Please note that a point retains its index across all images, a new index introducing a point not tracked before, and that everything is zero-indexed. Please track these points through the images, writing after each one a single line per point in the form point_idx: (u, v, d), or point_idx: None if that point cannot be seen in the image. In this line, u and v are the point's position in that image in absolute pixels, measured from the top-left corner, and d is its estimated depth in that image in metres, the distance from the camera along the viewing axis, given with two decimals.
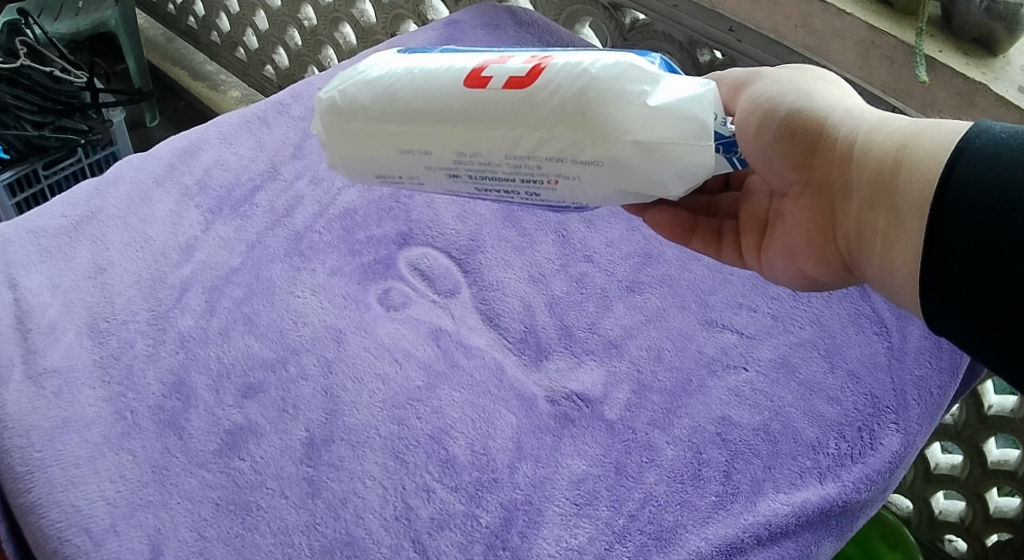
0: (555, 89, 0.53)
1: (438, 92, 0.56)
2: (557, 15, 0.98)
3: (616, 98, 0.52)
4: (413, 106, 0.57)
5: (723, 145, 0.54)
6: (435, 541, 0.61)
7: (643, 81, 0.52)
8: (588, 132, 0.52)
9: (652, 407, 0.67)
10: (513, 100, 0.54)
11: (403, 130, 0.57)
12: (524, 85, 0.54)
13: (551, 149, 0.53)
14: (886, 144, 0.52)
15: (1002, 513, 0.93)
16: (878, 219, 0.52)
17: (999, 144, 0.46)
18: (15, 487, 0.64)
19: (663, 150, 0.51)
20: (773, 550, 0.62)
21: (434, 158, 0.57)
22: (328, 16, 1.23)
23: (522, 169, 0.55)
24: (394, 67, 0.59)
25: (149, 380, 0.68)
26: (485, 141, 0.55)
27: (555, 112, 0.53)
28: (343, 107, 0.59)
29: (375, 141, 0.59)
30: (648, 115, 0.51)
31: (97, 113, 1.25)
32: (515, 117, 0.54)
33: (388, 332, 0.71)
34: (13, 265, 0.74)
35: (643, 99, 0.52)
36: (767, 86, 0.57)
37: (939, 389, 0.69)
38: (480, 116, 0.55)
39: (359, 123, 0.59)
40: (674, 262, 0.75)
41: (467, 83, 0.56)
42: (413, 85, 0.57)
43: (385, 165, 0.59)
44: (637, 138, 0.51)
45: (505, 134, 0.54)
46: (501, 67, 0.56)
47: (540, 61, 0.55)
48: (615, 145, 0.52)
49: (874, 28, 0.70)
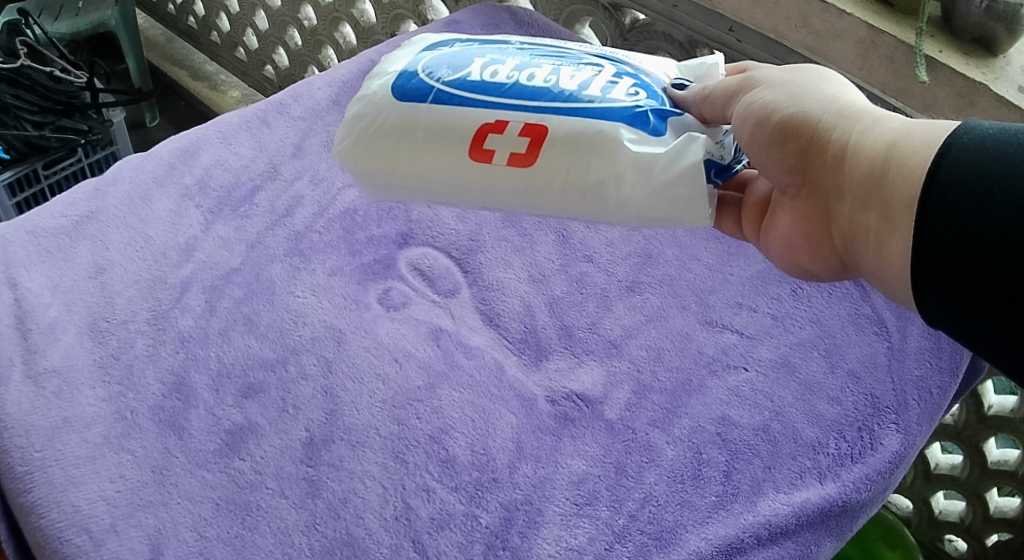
0: (561, 170, 0.56)
1: (449, 165, 0.58)
2: (557, 15, 0.98)
3: (617, 183, 0.55)
4: (426, 177, 0.59)
5: (717, 175, 0.57)
6: (435, 541, 0.61)
7: (641, 166, 0.54)
8: (597, 207, 0.56)
9: (652, 407, 0.67)
10: (520, 179, 0.56)
11: (424, 191, 0.60)
12: (529, 165, 0.56)
13: (566, 213, 0.58)
14: (876, 143, 0.52)
15: (1002, 513, 0.93)
16: (869, 217, 0.52)
17: (986, 139, 0.46)
18: (15, 487, 0.64)
19: (669, 222, 0.55)
20: (773, 550, 0.62)
21: (460, 205, 0.61)
22: (328, 16, 1.23)
23: (543, 216, 0.59)
24: (396, 125, 0.59)
25: (149, 380, 0.68)
26: (504, 204, 0.58)
27: (564, 189, 0.56)
28: (359, 170, 0.61)
29: (399, 192, 0.61)
30: (649, 199, 0.54)
31: (97, 113, 1.25)
32: (526, 191, 0.57)
33: (388, 332, 0.70)
34: (13, 265, 0.74)
35: (643, 185, 0.54)
36: (759, 91, 0.56)
37: (939, 389, 0.69)
38: (493, 189, 0.57)
39: (378, 180, 0.61)
40: (674, 262, 0.75)
41: (473, 158, 0.57)
42: (421, 153, 0.58)
43: (411, 199, 0.63)
44: (642, 215, 0.55)
45: (520, 202, 0.58)
46: (501, 137, 0.57)
47: (538, 131, 0.56)
48: (623, 218, 0.56)
49: (874, 28, 0.70)
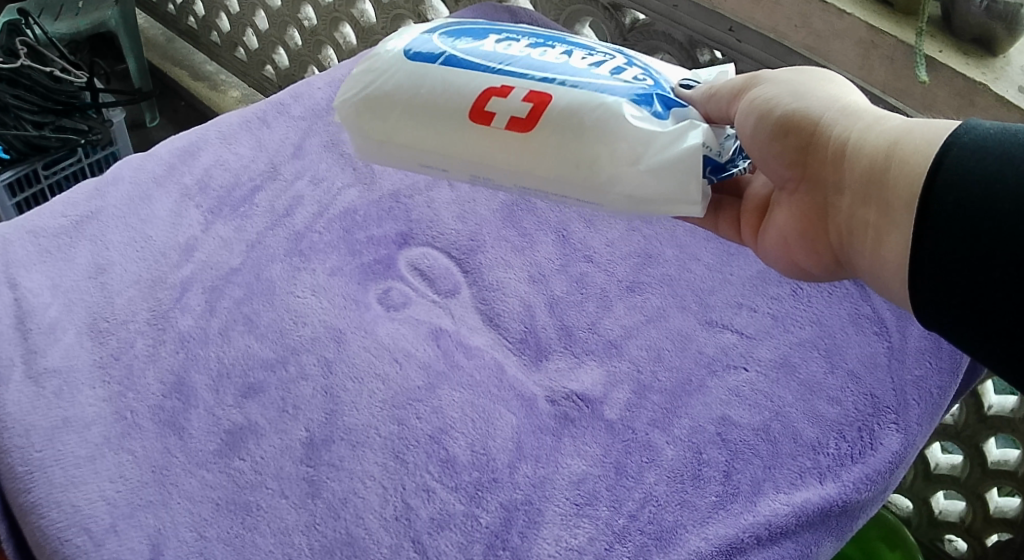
0: (555, 140, 0.55)
1: (445, 124, 0.58)
2: (557, 15, 0.98)
3: (610, 158, 0.54)
4: (421, 134, 0.59)
5: (713, 173, 0.55)
6: (435, 541, 0.61)
7: (638, 141, 0.54)
8: (585, 182, 0.55)
9: (652, 407, 0.67)
10: (514, 144, 0.56)
11: (416, 151, 0.60)
12: (526, 131, 0.56)
13: (553, 189, 0.57)
14: (877, 141, 0.52)
15: (1002, 513, 0.93)
16: (868, 213, 0.52)
17: (987, 139, 0.46)
18: (15, 487, 0.64)
19: (657, 206, 0.54)
20: (773, 550, 0.62)
21: (449, 175, 0.61)
22: (328, 16, 1.23)
23: (531, 193, 0.59)
24: (402, 81, 0.59)
25: (149, 380, 0.68)
26: (493, 173, 0.58)
27: (556, 160, 0.55)
28: (357, 122, 0.61)
29: (393, 152, 0.61)
30: (640, 176, 0.54)
31: (97, 113, 1.25)
32: (517, 158, 0.56)
33: (388, 332, 0.70)
34: (13, 265, 0.74)
35: (637, 161, 0.54)
36: (762, 88, 0.56)
37: (939, 389, 0.69)
38: (485, 155, 0.57)
39: (374, 135, 0.61)
40: (674, 262, 0.75)
41: (471, 119, 0.57)
42: (421, 111, 0.58)
43: (404, 166, 0.63)
44: (630, 194, 0.55)
45: (510, 172, 0.57)
46: (503, 102, 0.56)
47: (541, 100, 0.56)
48: (610, 197, 0.55)
49: (874, 28, 0.70)
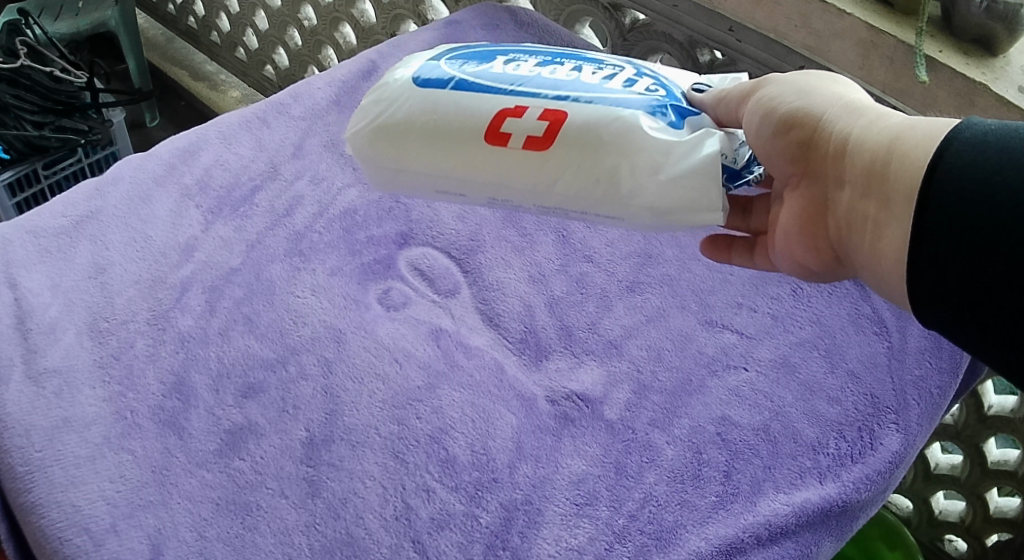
0: (575, 157, 0.55)
1: (462, 149, 0.58)
2: (557, 15, 0.98)
3: (632, 171, 0.54)
4: (437, 160, 0.59)
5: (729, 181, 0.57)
6: (435, 540, 0.61)
7: (659, 152, 0.54)
8: (608, 197, 0.55)
9: (652, 407, 0.67)
10: (534, 164, 0.56)
11: (434, 177, 0.60)
12: (544, 150, 0.56)
13: (576, 205, 0.57)
14: (878, 137, 0.52)
15: (1002, 513, 0.93)
16: (869, 208, 0.52)
17: (989, 133, 0.46)
18: (15, 487, 0.64)
19: (682, 216, 0.55)
20: (773, 550, 0.62)
21: (468, 198, 0.60)
22: (328, 16, 1.23)
23: (552, 211, 0.59)
24: (412, 109, 0.59)
25: (149, 380, 0.68)
26: (514, 192, 0.58)
27: (577, 176, 0.55)
28: (370, 153, 0.61)
29: (409, 180, 0.61)
30: (664, 187, 0.54)
31: (97, 113, 1.25)
32: (539, 177, 0.56)
33: (387, 332, 0.70)
34: (13, 265, 0.74)
35: (660, 172, 0.54)
36: (768, 87, 0.56)
37: (939, 389, 0.69)
38: (505, 174, 0.57)
39: (388, 165, 0.61)
40: (674, 262, 0.75)
41: (488, 141, 0.57)
42: (435, 137, 0.58)
43: (420, 192, 0.63)
44: (654, 205, 0.55)
45: (531, 191, 0.57)
46: (518, 121, 0.56)
47: (555, 117, 0.56)
48: (634, 210, 0.55)
49: (874, 29, 0.70)
